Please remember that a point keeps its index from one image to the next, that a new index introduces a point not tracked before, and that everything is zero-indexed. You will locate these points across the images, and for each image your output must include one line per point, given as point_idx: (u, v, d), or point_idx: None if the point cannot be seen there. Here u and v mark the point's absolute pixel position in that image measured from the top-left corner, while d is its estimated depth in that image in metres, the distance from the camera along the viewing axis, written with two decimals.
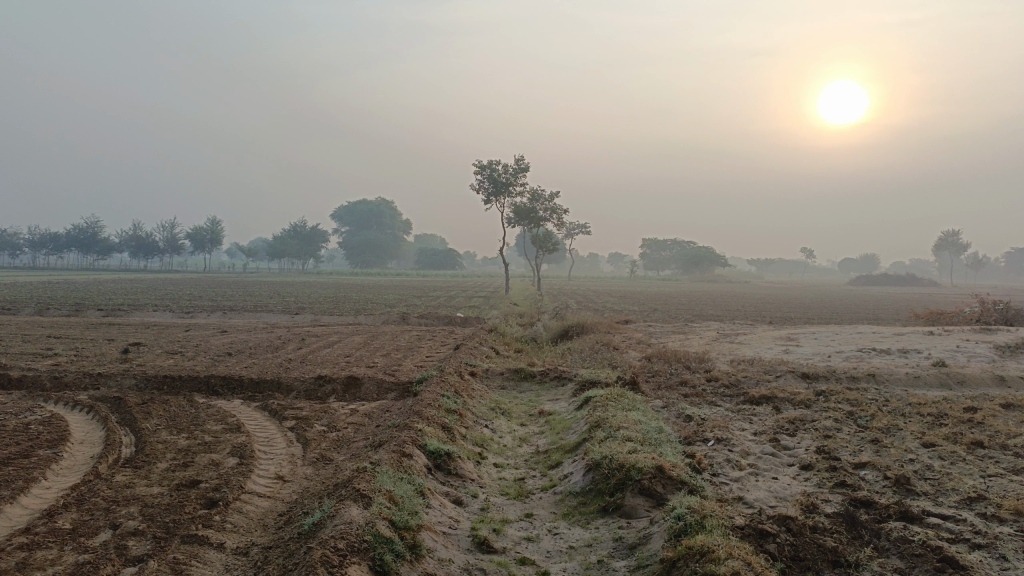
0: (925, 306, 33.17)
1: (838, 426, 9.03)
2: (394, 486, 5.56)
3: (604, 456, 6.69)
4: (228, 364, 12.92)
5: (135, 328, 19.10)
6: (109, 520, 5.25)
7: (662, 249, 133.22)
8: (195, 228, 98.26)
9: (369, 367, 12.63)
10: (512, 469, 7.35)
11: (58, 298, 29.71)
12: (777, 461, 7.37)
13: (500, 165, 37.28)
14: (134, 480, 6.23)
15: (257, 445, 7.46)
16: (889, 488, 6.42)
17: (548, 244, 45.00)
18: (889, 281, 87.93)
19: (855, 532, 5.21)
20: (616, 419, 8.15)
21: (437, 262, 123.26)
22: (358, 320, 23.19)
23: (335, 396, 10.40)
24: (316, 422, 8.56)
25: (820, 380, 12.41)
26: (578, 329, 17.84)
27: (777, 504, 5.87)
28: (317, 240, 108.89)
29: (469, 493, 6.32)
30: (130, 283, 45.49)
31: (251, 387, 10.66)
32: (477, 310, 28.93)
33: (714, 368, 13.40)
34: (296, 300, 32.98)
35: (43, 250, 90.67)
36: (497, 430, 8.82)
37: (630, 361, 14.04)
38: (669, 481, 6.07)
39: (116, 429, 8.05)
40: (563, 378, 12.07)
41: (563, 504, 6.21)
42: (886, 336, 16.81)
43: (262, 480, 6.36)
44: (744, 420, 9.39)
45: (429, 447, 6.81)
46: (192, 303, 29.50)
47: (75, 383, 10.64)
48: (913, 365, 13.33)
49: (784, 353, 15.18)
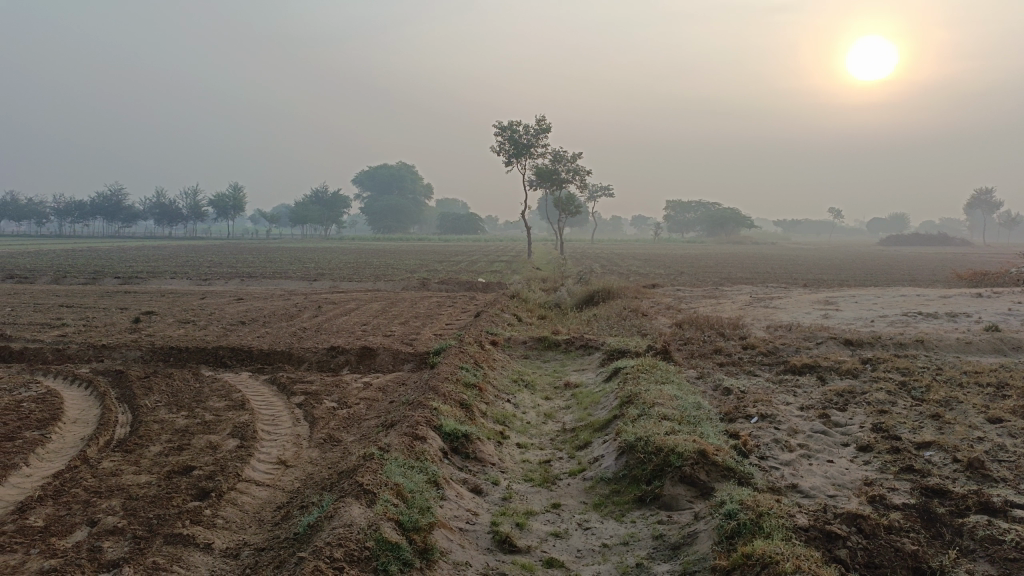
0: (965, 268, 31.99)
1: (891, 399, 8.28)
2: (403, 477, 4.93)
3: (639, 438, 6.01)
4: (239, 334, 12.40)
5: (149, 296, 18.69)
6: (87, 516, 4.69)
7: (687, 211, 131.78)
8: (217, 196, 98.24)
9: (385, 336, 12.03)
10: (537, 450, 6.71)
11: (76, 266, 29.44)
12: (829, 441, 6.67)
13: (522, 126, 36.23)
14: (122, 467, 5.66)
15: (260, 425, 6.89)
16: (961, 473, 5.68)
17: (571, 206, 44.02)
18: (921, 241, 85.79)
19: (933, 530, 4.50)
20: (650, 394, 7.46)
21: (459, 226, 122.45)
22: (377, 287, 22.64)
23: (348, 368, 9.83)
24: (325, 398, 7.98)
25: (864, 346, 11.64)
26: (604, 293, 17.12)
27: (837, 494, 5.21)
28: (339, 206, 108.54)
29: (490, 479, 5.69)
30: (152, 251, 45.51)
31: (260, 359, 10.10)
32: (498, 275, 28.25)
33: (749, 334, 12.63)
34: (315, 267, 32.59)
35: (68, 218, 91.36)
36: (519, 406, 8.18)
37: (660, 328, 13.32)
38: (714, 467, 5.38)
39: (114, 407, 7.52)
40: (590, 347, 11.39)
41: (593, 492, 5.57)
42: (931, 299, 15.89)
43: (261, 466, 5.77)
44: (788, 393, 8.70)
45: (445, 429, 6.18)
46: (209, 270, 29.10)
47: (78, 355, 10.17)
48: (963, 330, 12.48)
49: (823, 317, 14.37)
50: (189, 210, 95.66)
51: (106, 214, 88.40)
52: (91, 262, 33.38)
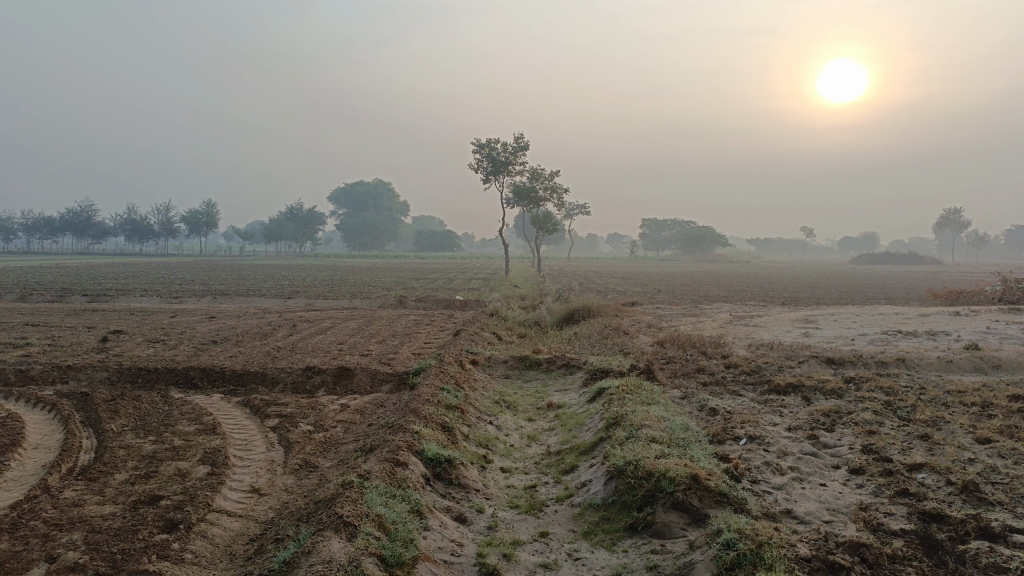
0: (939, 286, 32.39)
1: (878, 419, 8.17)
2: (385, 507, 4.68)
3: (628, 462, 5.82)
4: (211, 353, 12.06)
5: (119, 314, 18.21)
6: (46, 552, 4.39)
7: (663, 229, 132.83)
8: (190, 212, 97.10)
9: (363, 356, 11.76)
10: (522, 475, 6.49)
11: (43, 283, 28.71)
12: (820, 463, 6.53)
13: (500, 144, 36.20)
14: (84, 497, 5.36)
15: (232, 450, 6.60)
16: (957, 496, 5.55)
17: (549, 224, 43.97)
18: (893, 259, 86.87)
19: (935, 558, 4.34)
20: (637, 415, 7.28)
21: (435, 243, 122.11)
22: (353, 305, 22.30)
23: (324, 389, 9.54)
24: (301, 421, 7.70)
25: (846, 365, 11.57)
26: (584, 311, 16.96)
27: (834, 520, 5.05)
28: (314, 222, 107.81)
29: (474, 507, 5.47)
30: (121, 269, 44.61)
31: (233, 380, 9.78)
32: (476, 292, 28.07)
33: (732, 353, 12.52)
34: (290, 284, 32.13)
35: (36, 234, 89.69)
36: (502, 428, 7.96)
37: (641, 347, 13.18)
38: (707, 493, 5.20)
39: (78, 431, 7.18)
40: (572, 367, 11.20)
41: (582, 520, 5.36)
42: (910, 317, 15.94)
43: (233, 495, 5.49)
44: (774, 413, 8.55)
45: (427, 454, 5.94)
46: (181, 287, 28.59)
47: (42, 377, 9.78)
48: (943, 348, 12.48)
49: (803, 336, 14.32)
50: (161, 226, 94.35)
51: (75, 230, 86.90)
52: (60, 278, 32.64)
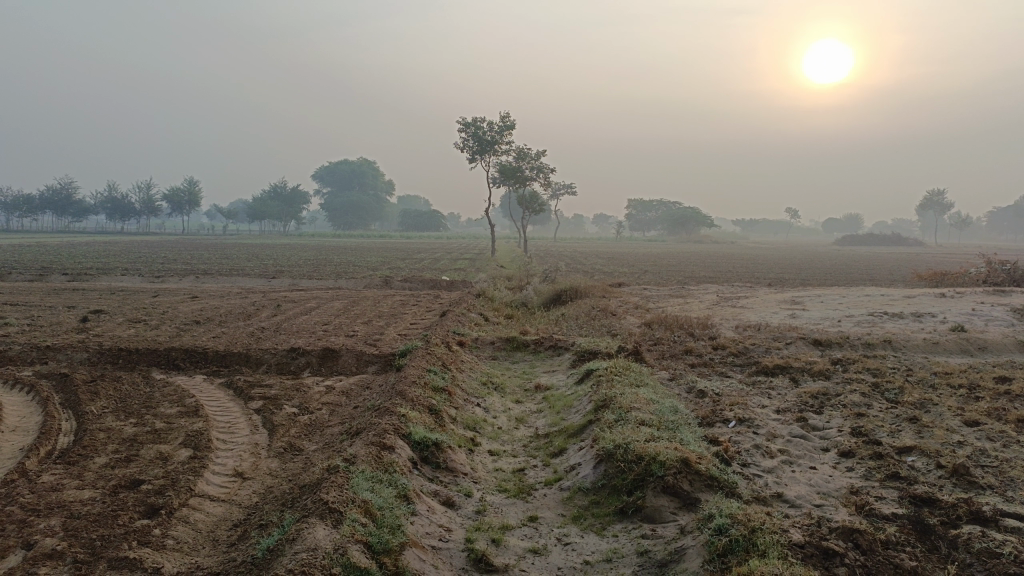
0: (924, 268, 32.55)
1: (866, 401, 8.16)
2: (371, 493, 4.59)
3: (617, 445, 5.75)
4: (195, 334, 11.88)
5: (99, 294, 17.95)
6: (22, 538, 4.26)
7: (648, 210, 132.84)
8: (172, 190, 95.95)
9: (348, 336, 11.63)
10: (510, 458, 6.42)
11: (22, 262, 28.24)
12: (809, 446, 6.50)
13: (486, 122, 35.86)
14: (63, 481, 5.22)
15: (215, 433, 6.48)
16: (947, 480, 5.52)
17: (535, 204, 43.78)
18: (876, 241, 87.32)
19: (928, 544, 4.31)
20: (626, 398, 7.21)
21: (421, 223, 121.55)
22: (338, 285, 22.10)
23: (309, 370, 9.42)
24: (286, 403, 7.58)
25: (833, 347, 11.56)
26: (571, 292, 16.89)
27: (825, 505, 5.01)
28: (299, 201, 106.92)
29: (462, 491, 5.39)
30: (100, 246, 44.00)
31: (216, 361, 9.63)
32: (462, 273, 27.90)
33: (719, 334, 12.48)
34: (274, 264, 31.81)
35: (14, 212, 88.32)
36: (489, 410, 7.88)
37: (629, 328, 13.12)
38: (698, 477, 5.14)
39: (56, 414, 7.02)
40: (559, 348, 11.13)
41: (571, 504, 5.30)
42: (896, 298, 15.97)
43: (216, 479, 5.38)
44: (763, 395, 8.52)
45: (415, 437, 5.85)
46: (164, 266, 28.22)
47: (21, 357, 9.58)
48: (929, 330, 12.50)
49: (790, 317, 14.32)
50: (143, 204, 93.22)
51: (55, 208, 85.67)
52: (41, 257, 32.19)
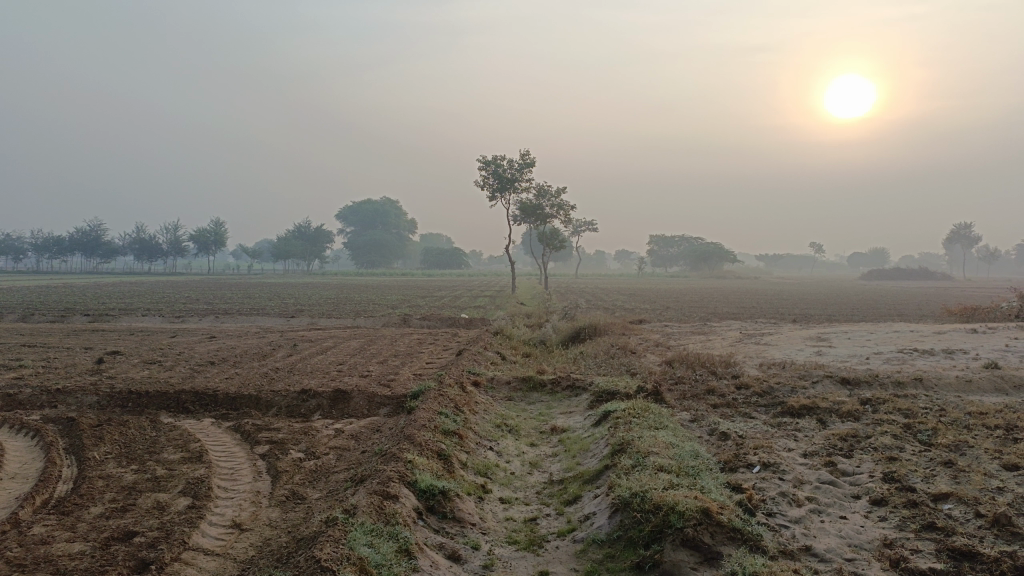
0: (954, 303, 31.82)
1: (898, 444, 7.76)
2: (370, 548, 4.33)
3: (634, 494, 5.44)
4: (208, 375, 11.75)
5: (118, 334, 17.93)
6: None
7: (669, 246, 132.71)
8: (198, 231, 97.22)
9: (361, 377, 11.43)
10: (522, 506, 6.13)
11: (48, 303, 28.49)
12: (839, 494, 6.15)
13: (506, 161, 36.02)
14: (54, 533, 5.02)
15: (217, 480, 6.27)
16: (988, 531, 5.14)
17: (556, 241, 43.71)
18: (903, 275, 85.95)
19: None
20: (645, 441, 6.91)
21: (443, 261, 122.04)
22: (356, 323, 21.96)
23: (320, 413, 9.20)
24: (293, 447, 7.36)
25: (862, 385, 11.15)
26: (590, 330, 16.60)
27: (856, 559, 4.66)
28: (322, 240, 107.84)
29: (469, 543, 5.11)
30: (125, 287, 44.39)
31: (226, 404, 9.45)
32: (482, 310, 27.77)
33: (742, 373, 12.12)
34: (295, 302, 31.87)
35: (46, 253, 89.95)
36: (502, 454, 7.60)
37: (650, 366, 12.80)
38: (719, 529, 4.82)
39: (58, 459, 6.85)
40: (577, 388, 10.83)
41: (585, 558, 5.00)
42: (926, 334, 15.49)
43: (213, 531, 5.15)
44: (788, 437, 8.16)
45: (420, 485, 5.59)
46: (186, 306, 28.33)
47: (30, 401, 9.47)
48: (962, 367, 12.04)
49: (817, 354, 13.91)
50: (170, 244, 94.47)
51: (84, 250, 86.94)
52: (65, 297, 32.52)
